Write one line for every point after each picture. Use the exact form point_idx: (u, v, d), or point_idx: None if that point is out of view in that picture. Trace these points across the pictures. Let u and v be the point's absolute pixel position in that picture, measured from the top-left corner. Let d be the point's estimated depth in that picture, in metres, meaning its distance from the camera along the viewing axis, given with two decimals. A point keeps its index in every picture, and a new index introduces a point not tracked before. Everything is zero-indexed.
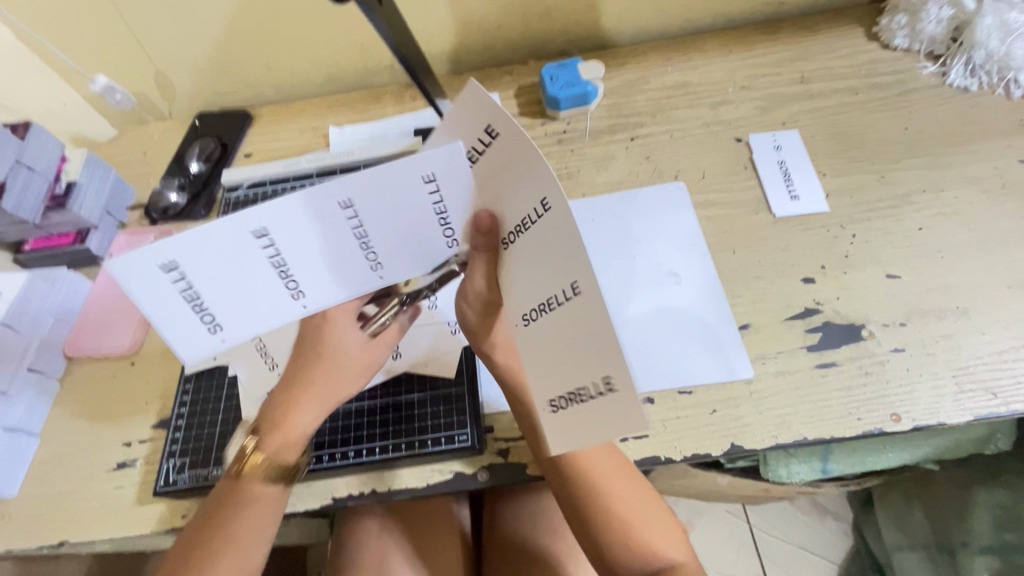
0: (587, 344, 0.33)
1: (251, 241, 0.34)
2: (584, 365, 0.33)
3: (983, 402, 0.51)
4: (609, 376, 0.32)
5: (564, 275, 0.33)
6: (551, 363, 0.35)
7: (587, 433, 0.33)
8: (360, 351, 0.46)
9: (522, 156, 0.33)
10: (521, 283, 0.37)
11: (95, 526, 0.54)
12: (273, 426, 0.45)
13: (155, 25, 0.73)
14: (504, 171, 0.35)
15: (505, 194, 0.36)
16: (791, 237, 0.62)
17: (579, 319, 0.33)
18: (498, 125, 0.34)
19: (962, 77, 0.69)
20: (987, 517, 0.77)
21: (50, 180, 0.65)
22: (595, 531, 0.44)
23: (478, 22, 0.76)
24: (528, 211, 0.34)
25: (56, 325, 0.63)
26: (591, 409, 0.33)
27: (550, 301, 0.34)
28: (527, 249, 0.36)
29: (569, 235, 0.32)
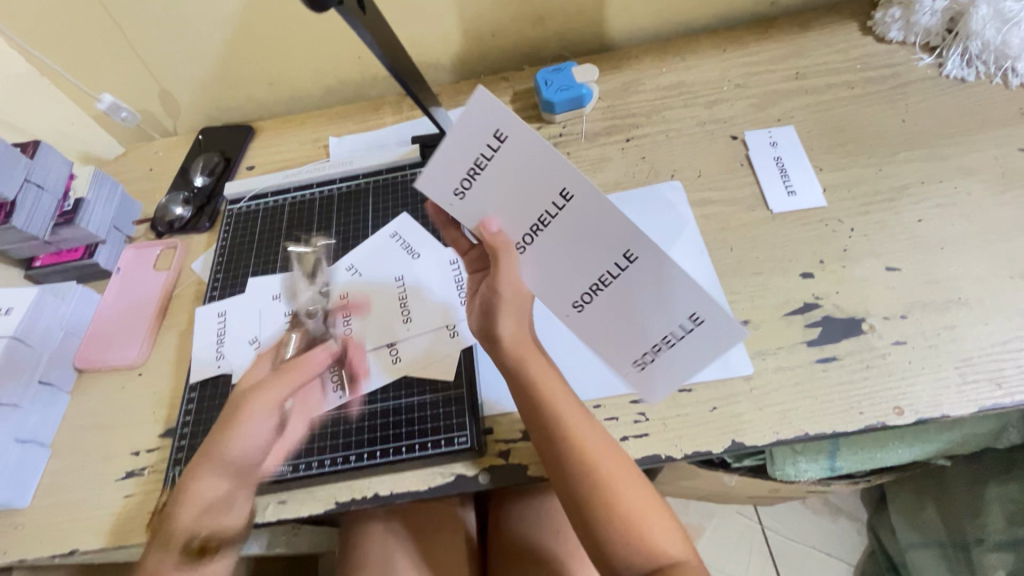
0: (649, 298, 0.42)
1: (393, 237, 0.65)
2: (663, 317, 0.43)
3: (987, 393, 0.50)
4: (693, 314, 0.42)
5: (614, 252, 0.41)
6: (626, 331, 0.45)
7: (685, 365, 0.46)
8: (279, 373, 0.51)
9: (542, 157, 0.37)
10: (567, 275, 0.43)
11: (104, 534, 0.55)
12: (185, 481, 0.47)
13: (158, 44, 0.75)
14: (520, 174, 0.39)
15: (524, 196, 0.40)
16: (789, 233, 0.62)
17: (637, 281, 0.42)
18: (506, 129, 0.37)
19: (958, 68, 0.69)
20: (1002, 513, 0.76)
21: (59, 198, 0.67)
22: (598, 529, 0.43)
23: (472, 31, 0.77)
24: (547, 206, 0.40)
25: (65, 337, 0.64)
26: (681, 344, 0.45)
27: (603, 279, 0.42)
28: (556, 239, 0.42)
29: (604, 216, 0.39)
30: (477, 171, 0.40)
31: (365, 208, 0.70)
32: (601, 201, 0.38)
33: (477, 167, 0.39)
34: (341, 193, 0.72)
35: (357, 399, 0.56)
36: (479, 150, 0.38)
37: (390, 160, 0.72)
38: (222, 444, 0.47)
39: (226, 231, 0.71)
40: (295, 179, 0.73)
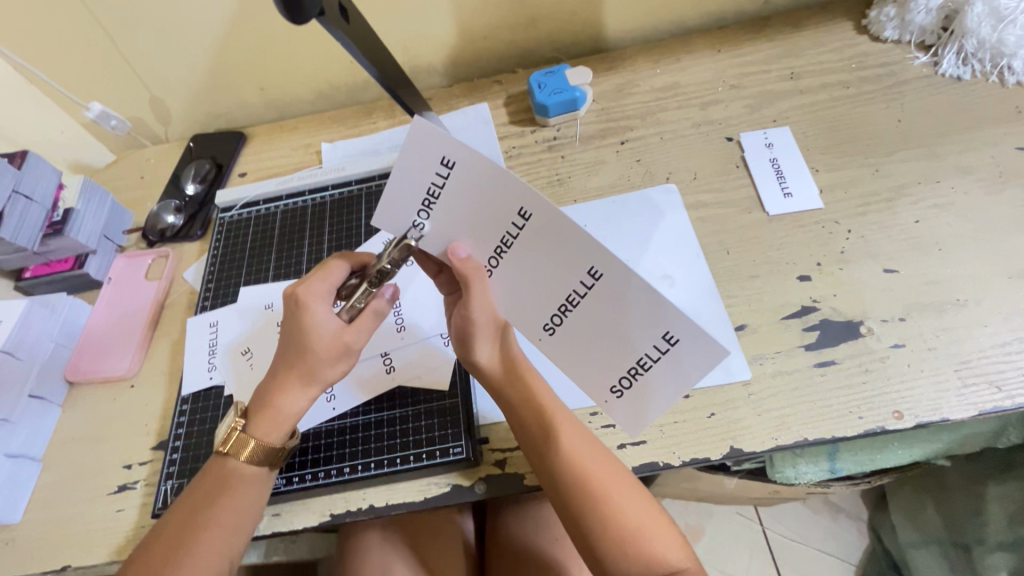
0: (624, 317, 0.43)
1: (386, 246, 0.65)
2: (638, 337, 0.43)
3: (986, 396, 0.50)
4: (667, 334, 0.42)
5: (580, 271, 0.41)
6: (603, 352, 0.45)
7: (664, 388, 0.45)
8: (335, 336, 0.46)
9: (496, 179, 0.39)
10: (534, 295, 0.44)
11: (97, 550, 0.54)
12: (263, 409, 0.47)
13: (147, 52, 0.74)
14: (473, 198, 0.40)
15: (482, 219, 0.41)
16: (786, 235, 0.61)
17: (606, 299, 0.42)
18: (451, 155, 0.39)
19: (954, 66, 0.69)
20: (1002, 512, 0.75)
21: (48, 208, 0.66)
22: (596, 542, 0.43)
23: (465, 34, 0.76)
24: (508, 227, 0.41)
25: (56, 349, 0.63)
26: (661, 364, 0.44)
27: (572, 299, 0.43)
28: (520, 259, 0.43)
29: (567, 235, 0.40)
30: (432, 202, 0.42)
31: (358, 214, 0.69)
32: (558, 219, 0.39)
33: (431, 198, 0.42)
34: (333, 200, 0.71)
35: (351, 410, 0.55)
36: (430, 179, 0.41)
37: (382, 165, 0.71)
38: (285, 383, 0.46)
39: (217, 240, 0.71)
40: (285, 186, 0.72)
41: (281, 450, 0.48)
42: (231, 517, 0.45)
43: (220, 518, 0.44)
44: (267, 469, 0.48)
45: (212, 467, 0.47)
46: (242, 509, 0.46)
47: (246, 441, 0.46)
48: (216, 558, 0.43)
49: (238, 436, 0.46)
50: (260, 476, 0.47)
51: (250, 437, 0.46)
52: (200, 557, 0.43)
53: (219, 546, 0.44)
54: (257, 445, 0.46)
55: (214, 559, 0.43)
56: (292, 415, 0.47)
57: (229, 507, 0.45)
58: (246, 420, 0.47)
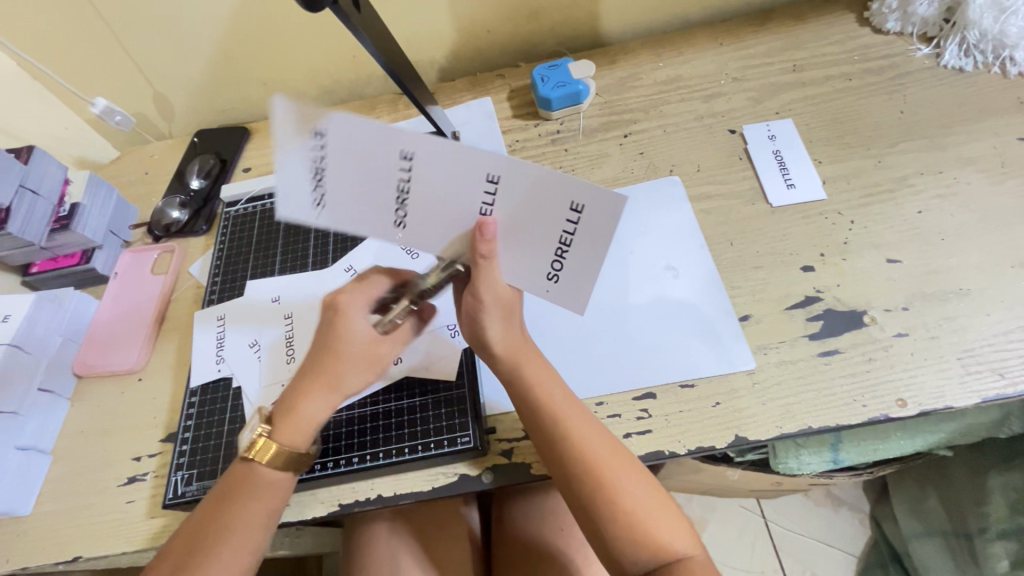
0: (532, 204, 0.40)
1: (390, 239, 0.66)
2: (551, 223, 0.41)
3: (990, 383, 0.50)
4: (573, 204, 0.40)
5: (477, 180, 0.38)
6: (525, 250, 0.43)
7: (591, 264, 0.43)
8: (370, 346, 0.48)
9: (367, 127, 0.36)
10: (447, 221, 0.41)
11: (108, 541, 0.54)
12: (287, 414, 0.47)
13: (151, 47, 0.74)
14: (350, 154, 0.38)
15: (376, 172, 0.39)
16: (788, 226, 0.62)
17: (513, 194, 0.39)
18: (318, 122, 0.36)
19: (956, 58, 0.69)
20: (1005, 500, 0.76)
21: (54, 203, 0.67)
22: (602, 525, 0.43)
23: (467, 28, 0.76)
24: (398, 174, 0.39)
25: (64, 344, 0.64)
26: (582, 238, 0.41)
27: (482, 208, 0.40)
28: (424, 196, 0.40)
29: (454, 153, 0.37)
30: (321, 174, 0.39)
31: None
32: (435, 146, 0.37)
33: (317, 173, 0.39)
34: None
35: (359, 401, 0.56)
36: (307, 153, 0.38)
37: None
38: (314, 394, 0.47)
39: (223, 233, 0.71)
40: None
41: (307, 456, 0.48)
42: (250, 521, 0.45)
43: (239, 522, 0.45)
44: (291, 474, 0.48)
45: (234, 475, 0.47)
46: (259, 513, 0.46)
47: (271, 447, 0.46)
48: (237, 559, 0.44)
49: (262, 441, 0.47)
50: (283, 483, 0.47)
51: (274, 442, 0.47)
52: (221, 559, 0.44)
53: (238, 553, 0.44)
54: (282, 452, 0.46)
55: (237, 560, 0.44)
56: (315, 422, 0.48)
57: (245, 511, 0.45)
58: (270, 427, 0.47)
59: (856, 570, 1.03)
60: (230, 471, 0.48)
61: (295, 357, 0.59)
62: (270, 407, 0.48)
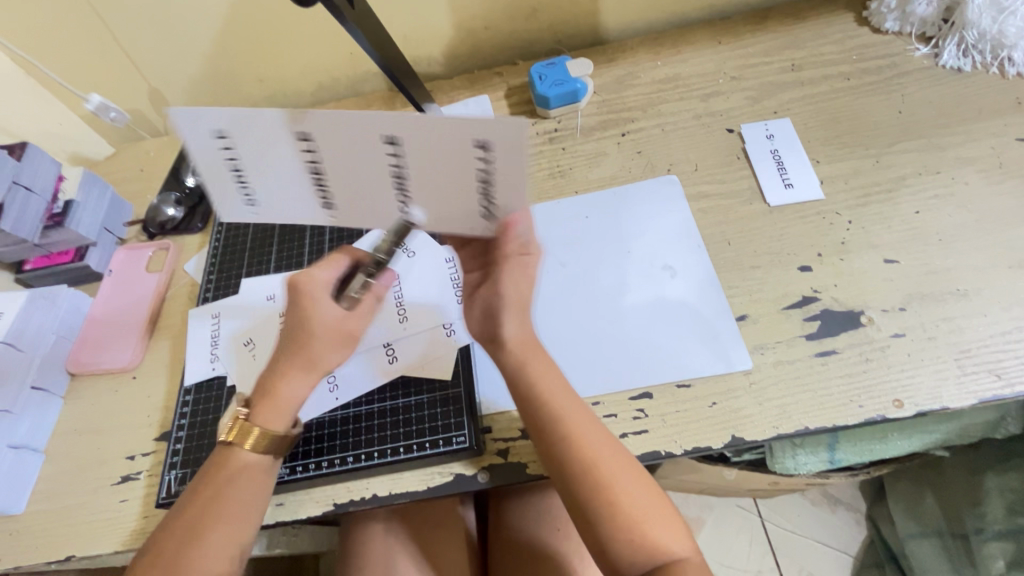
0: (439, 150, 0.38)
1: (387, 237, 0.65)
2: (460, 161, 0.38)
3: (986, 384, 0.50)
4: (475, 143, 0.37)
5: (380, 142, 0.38)
6: (450, 198, 0.41)
7: (513, 199, 0.39)
8: (338, 322, 0.47)
9: (260, 121, 0.39)
10: (371, 185, 0.42)
11: (101, 540, 0.54)
12: (263, 396, 0.47)
13: (145, 44, 0.74)
14: (259, 151, 0.41)
15: (283, 159, 0.42)
16: (785, 226, 0.61)
17: (417, 141, 0.38)
18: (217, 125, 0.40)
19: (955, 57, 0.69)
20: (1002, 503, 0.77)
21: (47, 200, 0.66)
22: (600, 526, 0.43)
23: (465, 25, 0.76)
24: (307, 154, 0.41)
25: (57, 341, 0.63)
26: (497, 174, 0.38)
27: (396, 170, 0.40)
28: (341, 169, 0.41)
29: (347, 118, 0.38)
30: (240, 176, 0.44)
31: None
32: (325, 115, 0.38)
33: (241, 179, 0.44)
34: None
35: (354, 400, 0.55)
36: (227, 163, 0.43)
37: None
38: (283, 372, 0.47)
39: (219, 231, 0.71)
40: None
41: (286, 437, 0.48)
42: (233, 507, 0.45)
43: (223, 508, 0.45)
44: (271, 456, 0.48)
45: (215, 462, 0.47)
46: (242, 498, 0.45)
47: (246, 429, 0.47)
48: (226, 547, 0.44)
49: (240, 424, 0.47)
50: (266, 464, 0.48)
51: (252, 425, 0.47)
52: (209, 549, 0.43)
53: (228, 538, 0.44)
54: (258, 432, 0.47)
55: (226, 548, 0.44)
56: (293, 402, 0.48)
57: (227, 498, 0.45)
58: (247, 411, 0.47)
59: (852, 569, 1.03)
60: (210, 461, 0.47)
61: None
62: (247, 392, 0.49)
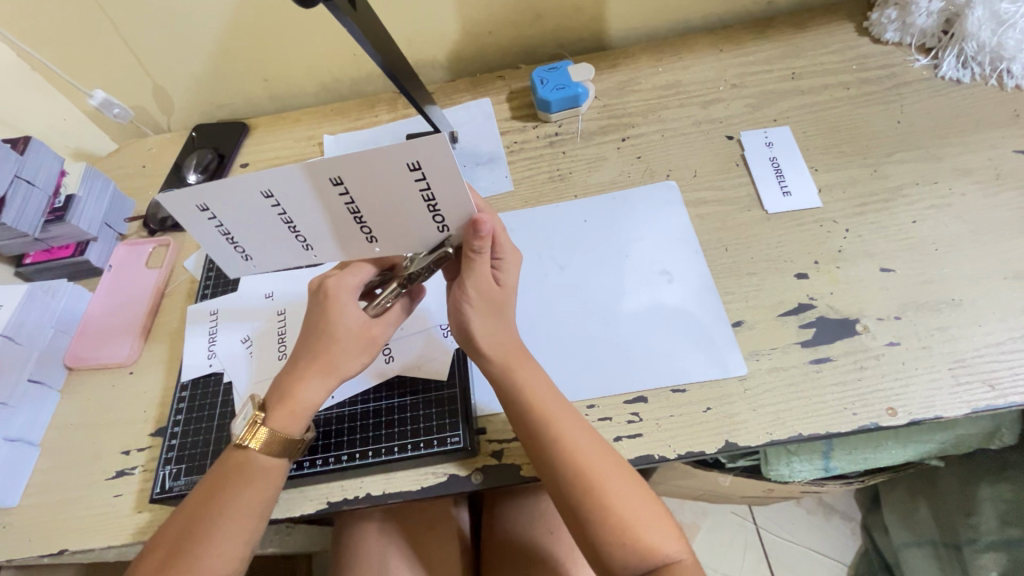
0: (381, 181, 0.40)
1: None
2: (400, 187, 0.40)
3: (980, 395, 0.50)
4: (409, 165, 0.39)
5: (330, 188, 0.41)
6: (403, 219, 0.43)
7: (458, 204, 0.42)
8: (361, 328, 0.48)
9: (232, 189, 0.41)
10: (335, 227, 0.44)
11: (95, 534, 0.54)
12: (282, 400, 0.47)
13: (150, 41, 0.74)
14: (238, 215, 0.43)
15: (260, 218, 0.44)
16: (782, 233, 0.62)
17: (360, 180, 0.40)
18: (198, 200, 0.42)
19: (954, 69, 0.69)
20: (994, 512, 0.77)
21: (49, 194, 0.66)
22: (591, 530, 0.43)
23: (469, 28, 0.76)
24: (277, 211, 0.43)
25: (55, 335, 0.64)
26: (436, 185, 0.41)
27: (352, 210, 0.42)
28: (310, 220, 0.44)
29: (297, 175, 0.40)
30: (230, 236, 0.45)
31: None
32: (279, 173, 0.40)
33: (227, 236, 0.45)
34: None
35: (350, 399, 0.55)
36: (212, 226, 0.44)
37: None
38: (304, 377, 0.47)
39: None
40: None
41: (301, 442, 0.48)
42: (246, 508, 0.45)
43: (235, 509, 0.45)
44: (285, 458, 0.48)
45: (229, 462, 0.47)
46: (255, 500, 0.46)
47: (264, 432, 0.46)
48: (235, 546, 0.44)
49: (258, 427, 0.46)
50: (278, 466, 0.47)
51: (269, 427, 0.47)
52: (219, 547, 0.44)
53: (237, 538, 0.44)
54: (276, 435, 0.46)
55: (234, 548, 0.44)
56: (310, 404, 0.48)
57: (239, 499, 0.45)
58: (266, 413, 0.47)
59: None
60: (223, 459, 0.47)
61: (287, 353, 0.59)
62: (265, 393, 0.48)
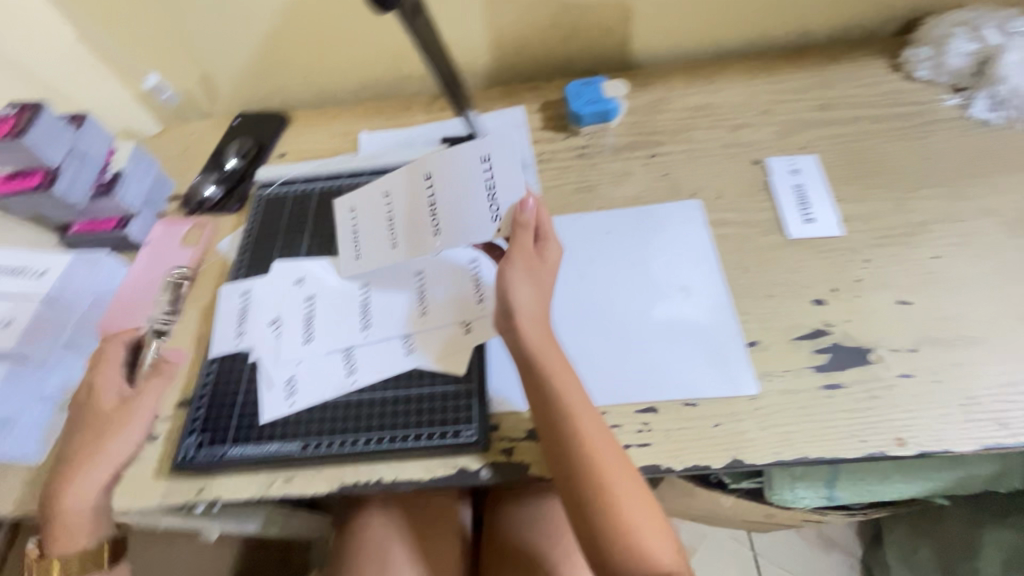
0: (456, 171, 0.56)
1: None
2: (473, 172, 0.54)
3: (990, 432, 0.50)
4: (482, 157, 0.55)
5: (420, 181, 0.58)
6: (467, 202, 0.55)
7: (514, 184, 0.54)
8: (105, 414, 0.59)
9: (368, 197, 0.63)
10: (414, 217, 0.59)
11: (115, 496, 0.56)
12: (66, 471, 0.56)
13: (204, 31, 0.78)
14: (367, 220, 0.63)
15: (373, 217, 0.63)
16: (802, 259, 0.63)
17: (446, 169, 0.56)
18: (354, 202, 0.64)
19: (984, 111, 0.70)
20: (998, 557, 0.76)
21: (99, 169, 0.70)
22: (595, 529, 0.45)
23: (507, 40, 0.79)
24: (385, 207, 0.62)
25: (93, 303, 0.66)
26: (499, 169, 0.54)
27: (431, 201, 0.57)
28: (401, 212, 0.60)
29: (411, 180, 0.60)
30: (355, 238, 0.64)
31: None
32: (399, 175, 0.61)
33: (354, 234, 0.64)
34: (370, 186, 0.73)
35: (370, 384, 0.57)
36: (349, 223, 0.64)
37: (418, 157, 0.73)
38: (98, 462, 0.56)
39: (255, 213, 0.73)
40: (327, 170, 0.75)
41: (91, 537, 0.58)
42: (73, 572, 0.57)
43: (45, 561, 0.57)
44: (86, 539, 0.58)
45: (68, 518, 0.56)
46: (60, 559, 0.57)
47: (62, 509, 0.55)
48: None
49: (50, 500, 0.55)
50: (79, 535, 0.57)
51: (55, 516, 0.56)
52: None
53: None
54: (63, 521, 0.56)
55: None
56: (123, 444, 0.58)
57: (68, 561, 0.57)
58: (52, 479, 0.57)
59: None
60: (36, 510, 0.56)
61: (311, 338, 0.60)
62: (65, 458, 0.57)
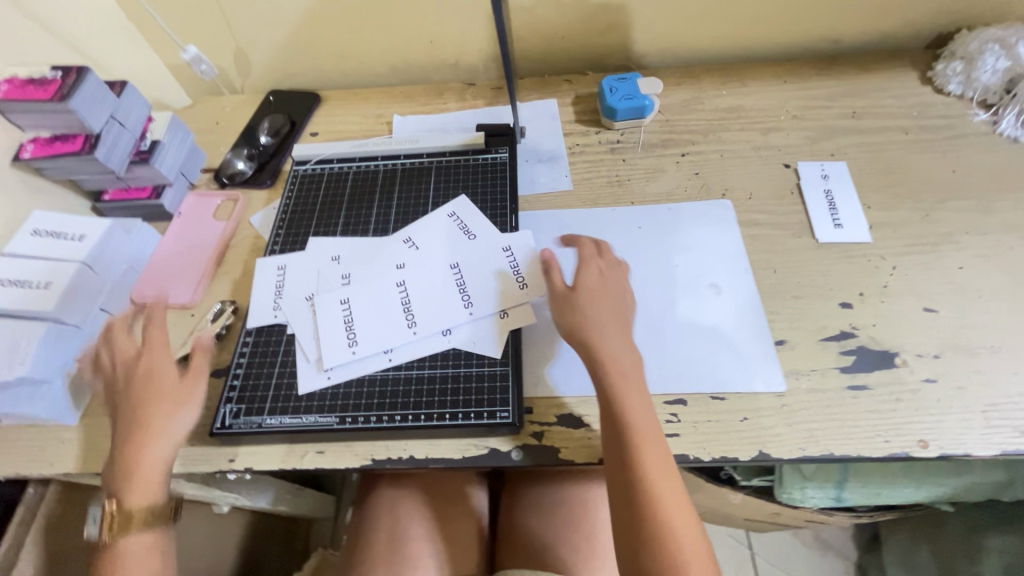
0: (484, 257, 0.63)
1: (449, 217, 0.67)
2: (498, 260, 0.63)
3: (1010, 439, 0.52)
4: (505, 246, 0.64)
5: (445, 270, 0.63)
6: (493, 284, 0.61)
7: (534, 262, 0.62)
8: (166, 384, 0.56)
9: (373, 283, 0.62)
10: (438, 299, 0.61)
11: None
12: (134, 442, 0.53)
13: (244, 5, 0.78)
14: (368, 304, 0.61)
15: (377, 301, 0.61)
16: (830, 263, 0.64)
17: (475, 256, 0.63)
18: (349, 296, 0.61)
19: (1013, 127, 0.71)
20: (997, 563, 0.77)
21: (136, 137, 0.70)
22: (634, 516, 0.47)
23: (545, 32, 0.80)
24: (398, 293, 0.61)
25: (127, 270, 0.67)
26: (520, 254, 0.63)
27: (457, 280, 0.62)
28: (420, 299, 0.61)
29: (428, 266, 0.63)
30: (349, 325, 0.60)
31: (426, 185, 0.72)
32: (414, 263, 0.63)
33: (349, 323, 0.60)
34: (405, 169, 0.74)
35: (406, 363, 0.58)
36: (341, 313, 0.61)
37: (452, 143, 0.74)
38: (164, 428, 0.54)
39: (291, 189, 0.73)
40: (361, 149, 0.75)
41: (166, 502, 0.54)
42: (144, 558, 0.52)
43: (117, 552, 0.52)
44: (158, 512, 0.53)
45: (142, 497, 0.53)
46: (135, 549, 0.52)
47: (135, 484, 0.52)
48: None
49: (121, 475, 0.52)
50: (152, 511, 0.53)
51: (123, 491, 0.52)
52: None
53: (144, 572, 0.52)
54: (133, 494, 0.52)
55: None
56: (178, 432, 0.55)
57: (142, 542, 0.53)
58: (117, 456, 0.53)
59: None
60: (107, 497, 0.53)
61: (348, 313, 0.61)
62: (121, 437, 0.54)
